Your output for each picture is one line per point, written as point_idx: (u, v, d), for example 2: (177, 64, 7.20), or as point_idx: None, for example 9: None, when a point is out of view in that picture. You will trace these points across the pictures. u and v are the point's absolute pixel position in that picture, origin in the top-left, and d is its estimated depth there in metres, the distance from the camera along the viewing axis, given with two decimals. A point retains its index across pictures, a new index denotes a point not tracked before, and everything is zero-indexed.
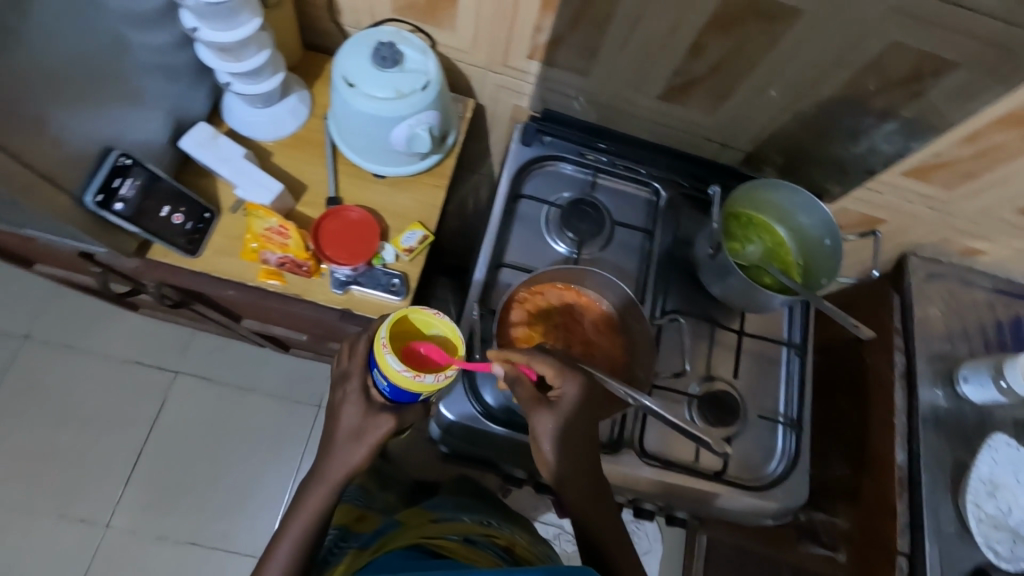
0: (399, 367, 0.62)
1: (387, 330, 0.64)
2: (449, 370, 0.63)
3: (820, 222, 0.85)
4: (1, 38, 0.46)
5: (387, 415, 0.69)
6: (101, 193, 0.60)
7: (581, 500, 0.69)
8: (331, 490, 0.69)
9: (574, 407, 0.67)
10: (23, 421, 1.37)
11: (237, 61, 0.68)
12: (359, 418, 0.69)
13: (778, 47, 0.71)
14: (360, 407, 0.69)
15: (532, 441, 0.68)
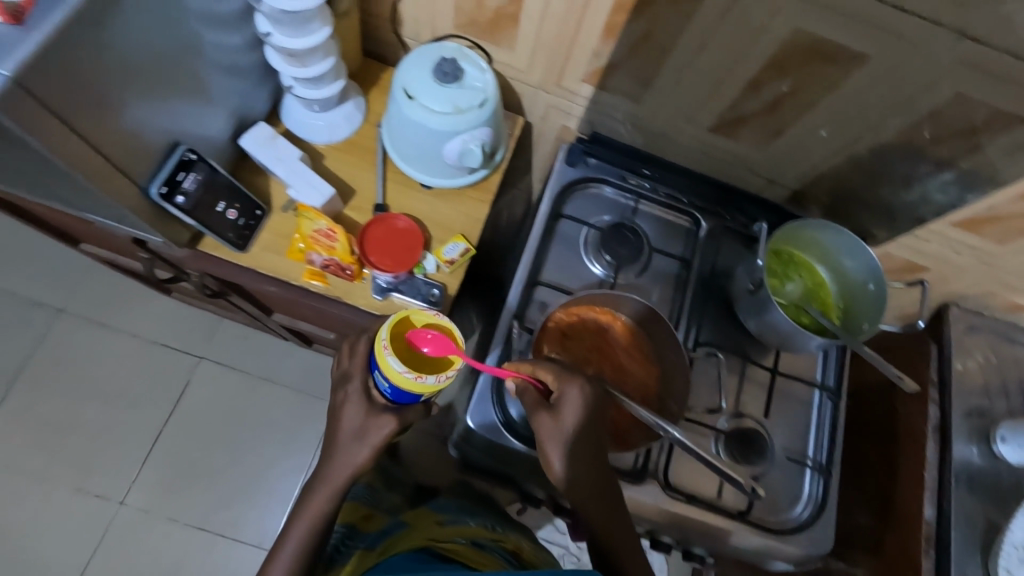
0: (400, 368, 0.62)
1: (388, 331, 0.64)
2: (450, 371, 0.63)
3: (864, 266, 0.83)
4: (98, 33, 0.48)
5: (388, 417, 0.69)
6: (165, 185, 0.62)
7: (588, 509, 0.67)
8: (334, 493, 0.69)
9: (578, 412, 0.66)
10: (51, 391, 1.40)
11: (304, 67, 0.70)
12: (361, 420, 0.69)
13: (839, 89, 0.70)
14: (362, 408, 0.70)
15: (536, 446, 0.66)
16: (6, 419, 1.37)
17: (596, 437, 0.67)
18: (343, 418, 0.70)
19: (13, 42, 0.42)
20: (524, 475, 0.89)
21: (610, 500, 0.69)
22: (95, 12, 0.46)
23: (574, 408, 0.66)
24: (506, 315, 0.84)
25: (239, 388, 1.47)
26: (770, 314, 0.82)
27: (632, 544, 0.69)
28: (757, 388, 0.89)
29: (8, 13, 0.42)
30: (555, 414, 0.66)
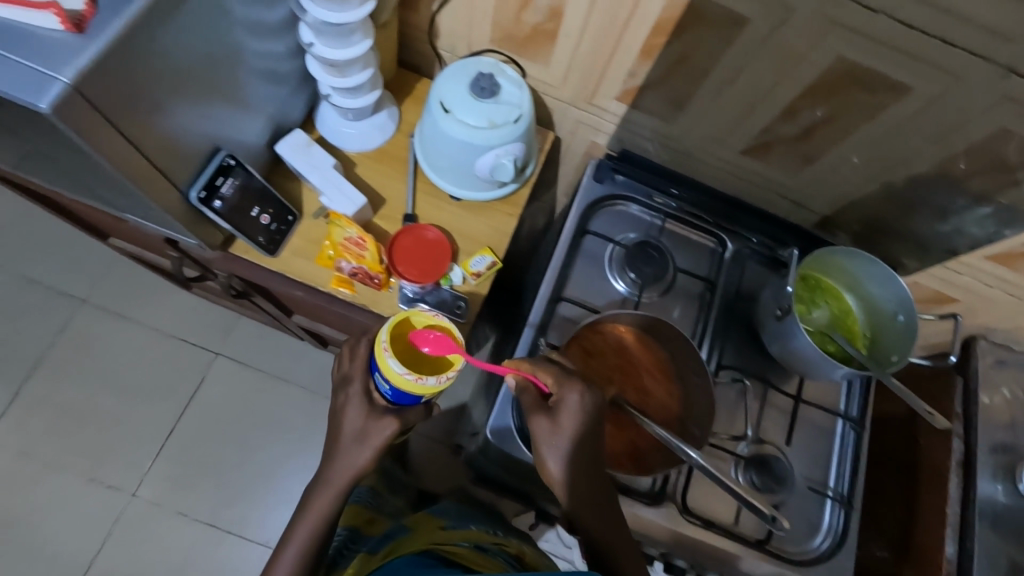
0: (401, 371, 0.62)
1: (388, 333, 0.63)
2: (450, 373, 0.62)
3: (893, 296, 0.82)
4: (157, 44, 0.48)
5: (389, 418, 0.69)
6: (204, 190, 0.63)
7: (586, 514, 0.67)
8: (337, 496, 0.69)
9: (577, 420, 0.65)
10: (69, 378, 1.42)
11: (342, 77, 0.70)
12: (362, 423, 0.69)
13: (877, 118, 0.69)
14: (363, 410, 0.69)
15: (533, 450, 0.66)
16: (25, 405, 1.39)
17: (594, 445, 0.67)
18: (345, 419, 0.70)
19: (73, 50, 0.42)
20: (536, 489, 0.88)
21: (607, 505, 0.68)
22: (152, 20, 0.46)
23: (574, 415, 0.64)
24: (528, 329, 0.84)
25: (252, 386, 1.48)
26: (797, 341, 0.81)
27: (629, 545, 0.70)
28: (779, 415, 0.88)
29: (68, 20, 0.42)
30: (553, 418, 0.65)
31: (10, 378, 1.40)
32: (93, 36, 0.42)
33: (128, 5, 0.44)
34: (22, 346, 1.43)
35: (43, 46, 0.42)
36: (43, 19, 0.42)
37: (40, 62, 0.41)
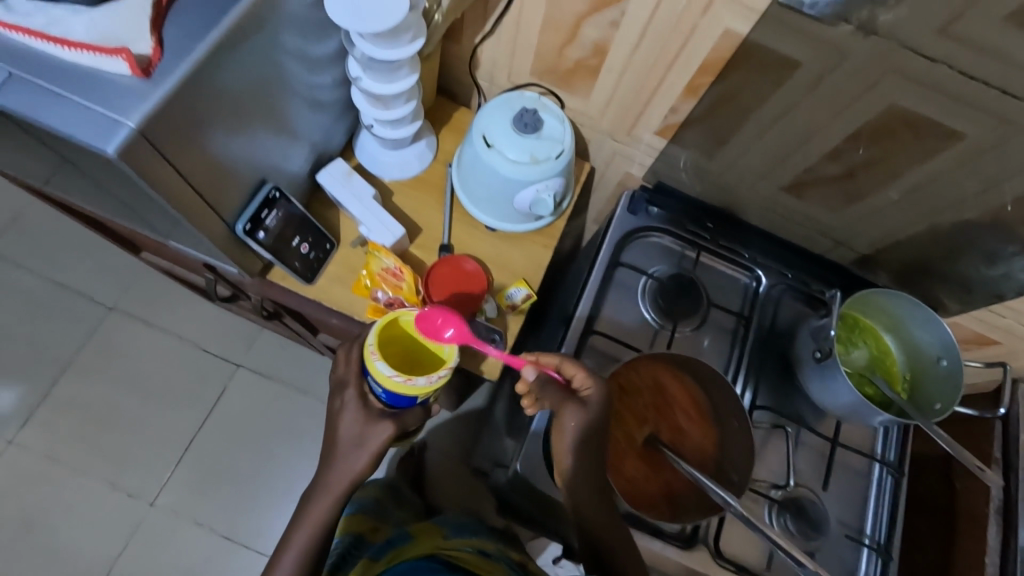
0: (388, 373, 0.63)
1: (375, 335, 0.64)
2: (441, 371, 0.63)
3: (937, 341, 0.79)
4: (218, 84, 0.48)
5: (386, 424, 0.68)
6: (249, 222, 0.63)
7: (595, 510, 0.67)
8: (335, 514, 0.68)
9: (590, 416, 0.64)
10: (91, 382, 1.43)
11: (386, 109, 0.71)
12: (357, 430, 0.68)
13: (926, 163, 0.68)
14: (357, 415, 0.69)
15: (556, 436, 0.65)
16: (52, 408, 1.40)
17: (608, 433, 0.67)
18: (342, 427, 0.69)
19: (141, 95, 0.42)
20: (558, 521, 0.87)
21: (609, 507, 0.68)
22: (212, 63, 0.46)
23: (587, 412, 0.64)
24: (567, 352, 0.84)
25: (270, 398, 1.48)
26: (837, 384, 0.79)
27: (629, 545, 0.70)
28: (814, 457, 0.86)
29: (137, 65, 0.42)
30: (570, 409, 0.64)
31: (35, 380, 1.42)
32: (160, 81, 0.43)
33: (194, 51, 0.44)
34: (48, 349, 1.45)
35: (110, 90, 0.42)
36: (112, 64, 0.42)
37: (107, 106, 0.42)
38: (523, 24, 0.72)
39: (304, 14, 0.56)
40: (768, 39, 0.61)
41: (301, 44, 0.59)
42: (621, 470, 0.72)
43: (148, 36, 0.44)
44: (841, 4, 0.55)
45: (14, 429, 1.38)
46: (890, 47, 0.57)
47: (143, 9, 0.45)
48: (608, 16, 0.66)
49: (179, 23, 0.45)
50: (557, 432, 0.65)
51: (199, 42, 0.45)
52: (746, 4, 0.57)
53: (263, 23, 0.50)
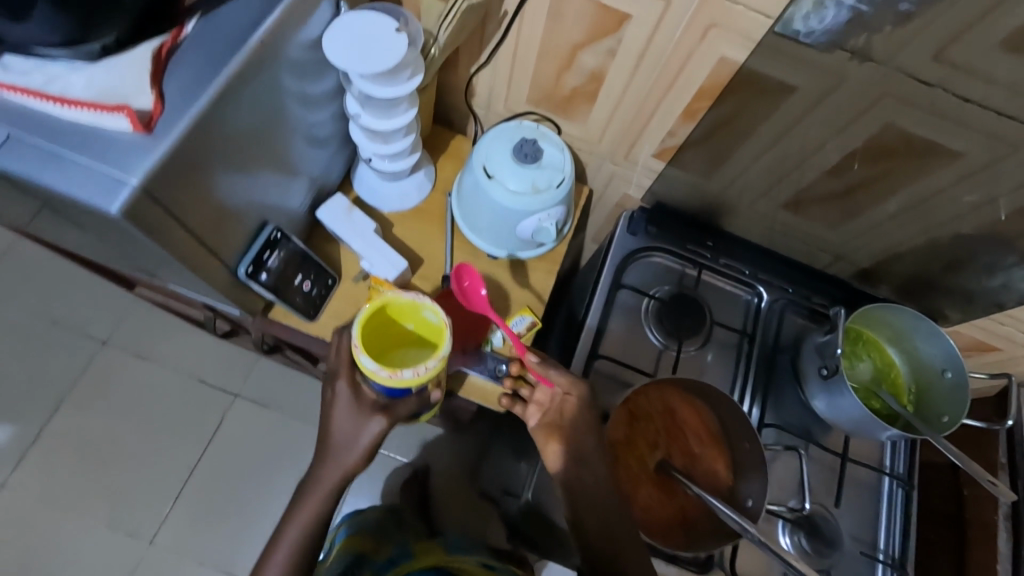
0: (375, 367, 0.60)
1: (358, 330, 0.62)
2: (431, 362, 0.61)
3: (941, 354, 0.80)
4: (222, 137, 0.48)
5: (378, 419, 0.66)
6: (252, 265, 0.62)
7: (585, 504, 0.67)
8: None
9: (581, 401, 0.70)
10: (86, 419, 1.40)
11: (385, 143, 0.70)
12: (350, 422, 0.67)
13: (924, 180, 0.69)
14: (348, 404, 0.67)
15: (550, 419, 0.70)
16: (46, 447, 1.37)
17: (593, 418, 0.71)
18: (341, 446, 0.67)
19: (142, 151, 0.42)
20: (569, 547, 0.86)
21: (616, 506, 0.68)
22: (214, 117, 0.45)
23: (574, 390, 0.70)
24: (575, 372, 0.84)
25: (268, 427, 1.45)
26: (844, 401, 0.79)
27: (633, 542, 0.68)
28: (825, 472, 0.85)
29: (139, 120, 0.42)
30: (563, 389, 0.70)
31: (27, 419, 1.39)
32: (162, 135, 0.42)
33: (195, 102, 0.44)
34: (40, 387, 1.42)
35: (112, 147, 0.41)
36: (114, 121, 0.42)
37: (109, 164, 0.41)
38: (519, 55, 0.72)
39: (303, 56, 0.56)
40: (764, 67, 0.61)
41: (300, 86, 0.59)
42: (634, 498, 0.72)
43: (149, 90, 0.43)
44: (834, 34, 0.56)
45: (7, 471, 1.35)
46: (887, 72, 0.58)
47: (143, 63, 0.45)
48: (605, 45, 0.66)
49: (181, 76, 0.45)
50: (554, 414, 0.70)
51: (201, 94, 0.44)
52: (741, 32, 0.58)
53: (264, 70, 0.50)
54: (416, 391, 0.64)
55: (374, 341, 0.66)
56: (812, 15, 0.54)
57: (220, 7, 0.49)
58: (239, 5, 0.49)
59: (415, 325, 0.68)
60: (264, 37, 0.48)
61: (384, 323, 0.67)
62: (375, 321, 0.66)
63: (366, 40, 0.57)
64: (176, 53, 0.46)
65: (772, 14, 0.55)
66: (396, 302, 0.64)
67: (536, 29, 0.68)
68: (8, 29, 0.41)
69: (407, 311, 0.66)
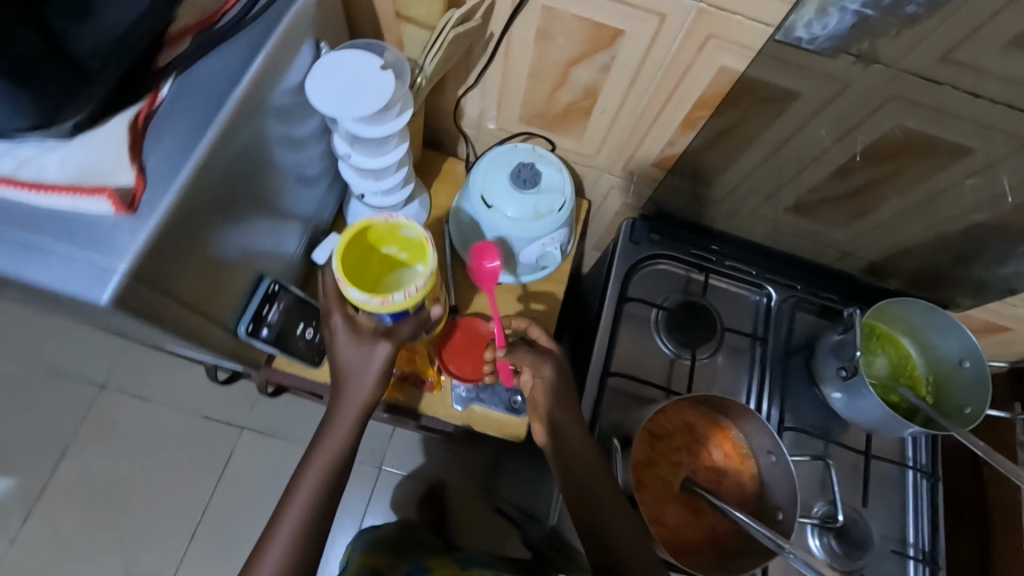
0: (364, 297, 0.58)
1: (338, 262, 0.59)
2: (419, 283, 0.59)
3: (959, 345, 0.79)
4: (214, 202, 0.46)
5: (382, 344, 0.62)
6: (251, 322, 0.59)
7: (573, 489, 0.64)
8: None
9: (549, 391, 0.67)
10: (91, 465, 1.37)
11: (377, 179, 0.67)
12: (356, 355, 0.62)
13: (932, 175, 0.67)
14: (348, 338, 0.63)
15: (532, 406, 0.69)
16: (53, 497, 1.35)
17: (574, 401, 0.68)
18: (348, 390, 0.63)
19: (128, 233, 0.39)
20: None
21: (602, 498, 0.63)
22: (204, 184, 0.43)
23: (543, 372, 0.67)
24: (586, 418, 0.80)
25: (277, 458, 1.43)
26: (864, 400, 0.78)
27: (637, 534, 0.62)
28: (850, 470, 0.85)
29: (121, 201, 0.39)
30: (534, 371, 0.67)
31: (32, 470, 1.36)
32: (148, 213, 0.40)
33: (179, 173, 0.42)
34: (43, 436, 1.39)
35: (94, 232, 0.39)
36: (94, 204, 0.39)
37: (93, 251, 0.39)
38: (508, 75, 0.70)
39: (287, 103, 0.54)
40: (766, 74, 0.59)
41: (286, 132, 0.56)
42: (661, 519, 0.70)
43: (129, 166, 0.41)
44: (838, 39, 0.54)
45: (17, 525, 1.32)
46: (892, 73, 0.56)
47: (121, 136, 0.42)
48: (598, 61, 0.64)
49: (161, 145, 0.43)
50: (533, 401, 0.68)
51: (184, 163, 0.42)
52: (741, 43, 0.56)
53: (248, 126, 0.47)
54: (413, 311, 0.62)
55: (360, 271, 0.64)
56: (814, 22, 0.52)
57: (195, 63, 0.46)
58: (216, 59, 0.47)
59: (399, 248, 0.66)
60: (245, 92, 0.45)
61: (366, 252, 0.64)
62: (356, 250, 0.63)
63: (351, 82, 0.55)
64: (154, 119, 0.44)
65: (772, 22, 0.52)
66: (376, 224, 0.62)
67: (525, 49, 0.65)
68: None
69: (387, 234, 0.64)
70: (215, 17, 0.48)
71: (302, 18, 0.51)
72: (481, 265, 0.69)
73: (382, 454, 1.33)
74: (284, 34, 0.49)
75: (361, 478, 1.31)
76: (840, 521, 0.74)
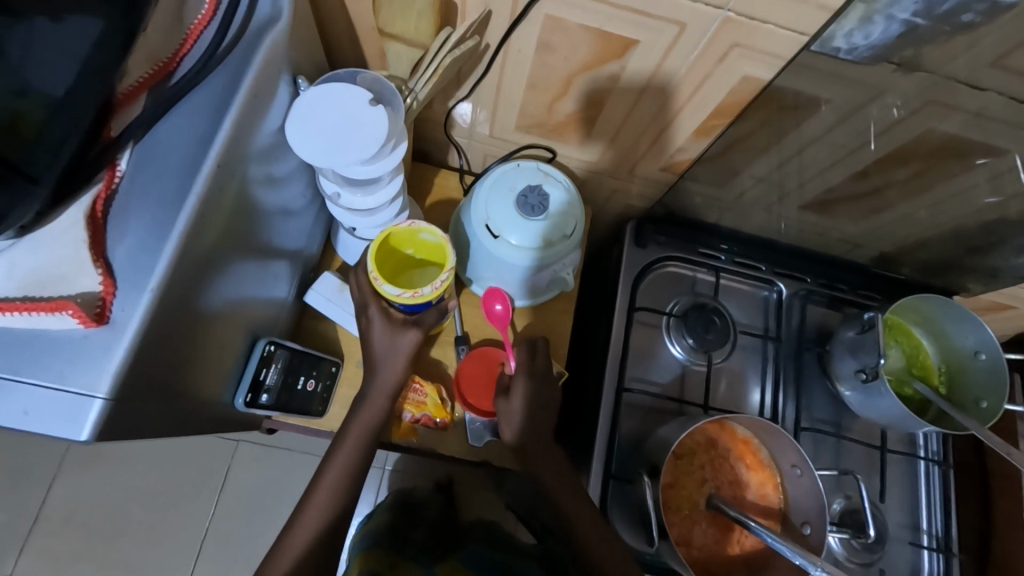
0: (398, 292, 0.58)
1: (373, 261, 0.58)
2: (445, 274, 0.59)
3: (976, 337, 0.78)
4: (200, 285, 0.41)
5: (409, 332, 0.62)
6: (249, 392, 0.55)
7: (564, 499, 0.63)
8: None
9: (534, 403, 0.66)
10: (82, 493, 1.26)
11: (371, 214, 0.61)
12: (385, 342, 0.62)
13: (961, 173, 0.65)
14: (382, 324, 0.61)
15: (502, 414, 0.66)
16: (37, 527, 1.24)
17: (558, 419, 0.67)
18: (379, 365, 0.62)
19: (102, 351, 0.34)
20: None
21: (572, 509, 0.63)
22: (185, 273, 0.38)
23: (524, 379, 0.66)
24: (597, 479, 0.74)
25: (278, 469, 1.32)
26: (883, 401, 0.76)
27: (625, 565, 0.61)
28: (863, 463, 0.85)
29: (88, 315, 0.34)
30: (518, 372, 0.67)
31: (20, 503, 1.25)
32: (122, 324, 0.35)
33: (152, 270, 0.36)
34: (25, 466, 1.27)
35: (62, 354, 0.34)
36: (57, 323, 0.34)
37: (61, 378, 0.33)
38: (505, 86, 0.63)
39: (265, 150, 0.47)
40: (793, 83, 0.56)
41: (270, 180, 0.50)
42: (690, 540, 0.71)
43: (93, 267, 0.35)
44: (881, 49, 0.51)
45: (12, 559, 1.22)
46: (937, 80, 0.54)
47: (77, 232, 0.36)
48: (606, 71, 0.58)
49: (127, 237, 0.37)
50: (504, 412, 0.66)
51: (157, 256, 0.36)
52: (772, 51, 0.51)
53: (227, 192, 0.41)
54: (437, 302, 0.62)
55: (388, 273, 0.63)
56: (856, 31, 0.48)
57: (153, 127, 0.40)
58: (178, 120, 0.40)
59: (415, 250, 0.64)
60: (217, 161, 0.39)
61: (388, 255, 0.63)
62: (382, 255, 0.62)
63: (342, 124, 0.48)
64: (115, 203, 0.38)
65: (809, 31, 0.48)
66: (395, 230, 0.59)
67: (523, 60, 0.58)
68: None
69: (405, 235, 0.62)
70: (172, 65, 0.41)
71: (277, 54, 0.44)
72: (488, 305, 0.68)
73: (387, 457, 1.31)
74: (256, 80, 0.42)
75: (367, 483, 1.28)
76: (870, 533, 0.74)
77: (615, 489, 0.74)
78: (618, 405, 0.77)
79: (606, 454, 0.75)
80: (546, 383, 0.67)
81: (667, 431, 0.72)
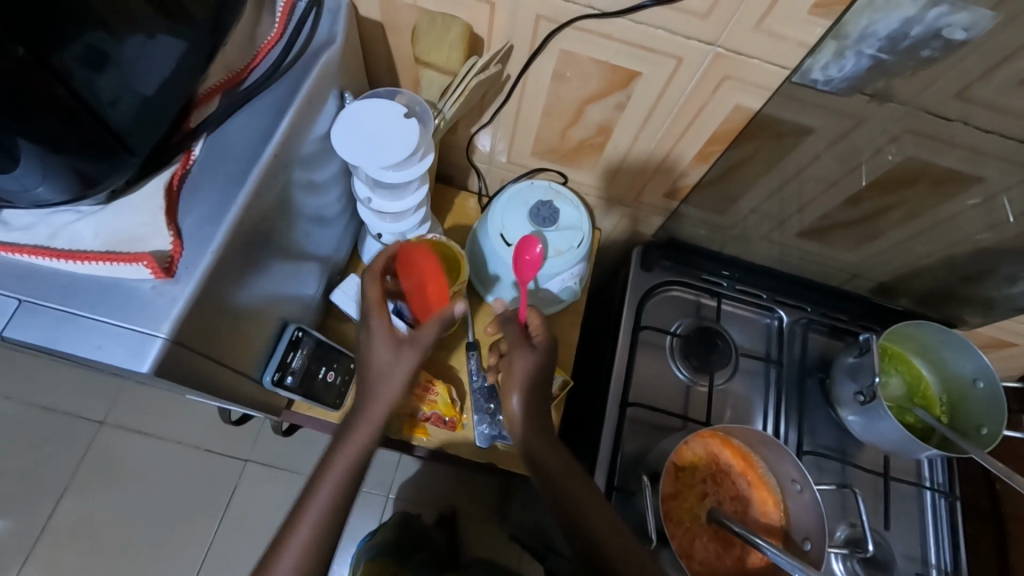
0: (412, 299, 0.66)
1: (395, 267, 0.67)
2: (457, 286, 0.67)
3: (973, 365, 0.80)
4: (250, 259, 0.47)
5: (411, 351, 0.59)
6: (277, 370, 0.59)
7: (575, 490, 0.59)
8: None
9: (533, 372, 0.63)
10: (91, 506, 1.27)
11: (396, 221, 0.67)
12: (386, 357, 0.58)
13: (948, 202, 0.70)
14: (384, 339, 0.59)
15: (505, 383, 0.64)
16: (45, 537, 1.24)
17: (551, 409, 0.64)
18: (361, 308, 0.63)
19: (168, 299, 0.40)
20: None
21: (584, 504, 0.58)
22: (239, 243, 0.44)
23: (533, 359, 0.64)
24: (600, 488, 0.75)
25: (283, 490, 1.32)
26: (884, 425, 0.78)
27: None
28: (870, 489, 0.84)
29: (159, 267, 0.40)
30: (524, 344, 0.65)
31: (28, 512, 1.26)
32: (184, 279, 0.41)
33: (215, 235, 0.42)
34: (38, 475, 1.28)
35: (134, 299, 0.40)
36: (134, 271, 0.40)
37: (132, 320, 0.39)
38: (522, 113, 0.70)
39: (311, 155, 0.54)
40: (780, 113, 0.63)
41: (312, 181, 0.56)
42: (692, 554, 0.72)
43: (166, 231, 0.42)
44: (855, 80, 0.58)
45: (15, 569, 1.21)
46: (911, 111, 0.60)
47: (158, 200, 0.44)
48: (613, 99, 0.65)
49: (195, 209, 0.43)
50: (506, 379, 0.64)
51: (219, 224, 0.43)
52: (757, 82, 0.58)
53: (279, 182, 0.48)
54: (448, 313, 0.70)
55: None
56: (831, 64, 0.55)
57: (224, 123, 0.47)
58: (244, 117, 0.48)
59: None
60: (274, 152, 0.46)
61: None
62: None
63: (378, 130, 0.55)
64: (188, 181, 0.45)
65: (790, 65, 0.55)
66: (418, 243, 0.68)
67: (539, 90, 0.66)
68: (10, 191, 0.41)
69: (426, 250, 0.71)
70: (242, 75, 0.49)
71: (329, 71, 0.52)
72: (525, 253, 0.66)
73: (390, 482, 1.21)
74: (311, 88, 0.50)
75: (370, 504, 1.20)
76: (869, 551, 0.73)
77: (619, 500, 0.76)
78: (621, 418, 0.79)
79: (611, 468, 0.77)
80: (550, 354, 0.66)
81: (669, 442, 0.74)
